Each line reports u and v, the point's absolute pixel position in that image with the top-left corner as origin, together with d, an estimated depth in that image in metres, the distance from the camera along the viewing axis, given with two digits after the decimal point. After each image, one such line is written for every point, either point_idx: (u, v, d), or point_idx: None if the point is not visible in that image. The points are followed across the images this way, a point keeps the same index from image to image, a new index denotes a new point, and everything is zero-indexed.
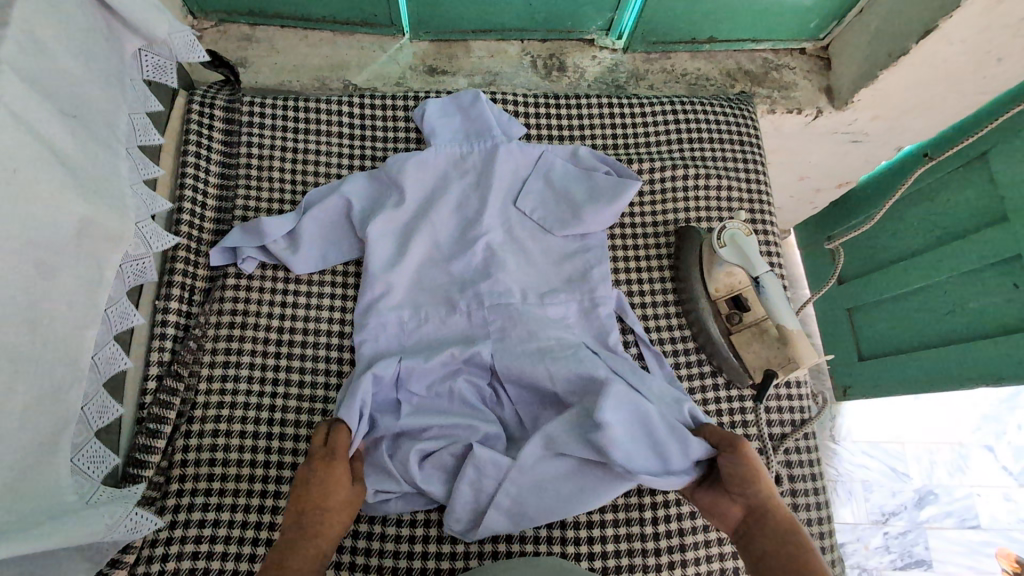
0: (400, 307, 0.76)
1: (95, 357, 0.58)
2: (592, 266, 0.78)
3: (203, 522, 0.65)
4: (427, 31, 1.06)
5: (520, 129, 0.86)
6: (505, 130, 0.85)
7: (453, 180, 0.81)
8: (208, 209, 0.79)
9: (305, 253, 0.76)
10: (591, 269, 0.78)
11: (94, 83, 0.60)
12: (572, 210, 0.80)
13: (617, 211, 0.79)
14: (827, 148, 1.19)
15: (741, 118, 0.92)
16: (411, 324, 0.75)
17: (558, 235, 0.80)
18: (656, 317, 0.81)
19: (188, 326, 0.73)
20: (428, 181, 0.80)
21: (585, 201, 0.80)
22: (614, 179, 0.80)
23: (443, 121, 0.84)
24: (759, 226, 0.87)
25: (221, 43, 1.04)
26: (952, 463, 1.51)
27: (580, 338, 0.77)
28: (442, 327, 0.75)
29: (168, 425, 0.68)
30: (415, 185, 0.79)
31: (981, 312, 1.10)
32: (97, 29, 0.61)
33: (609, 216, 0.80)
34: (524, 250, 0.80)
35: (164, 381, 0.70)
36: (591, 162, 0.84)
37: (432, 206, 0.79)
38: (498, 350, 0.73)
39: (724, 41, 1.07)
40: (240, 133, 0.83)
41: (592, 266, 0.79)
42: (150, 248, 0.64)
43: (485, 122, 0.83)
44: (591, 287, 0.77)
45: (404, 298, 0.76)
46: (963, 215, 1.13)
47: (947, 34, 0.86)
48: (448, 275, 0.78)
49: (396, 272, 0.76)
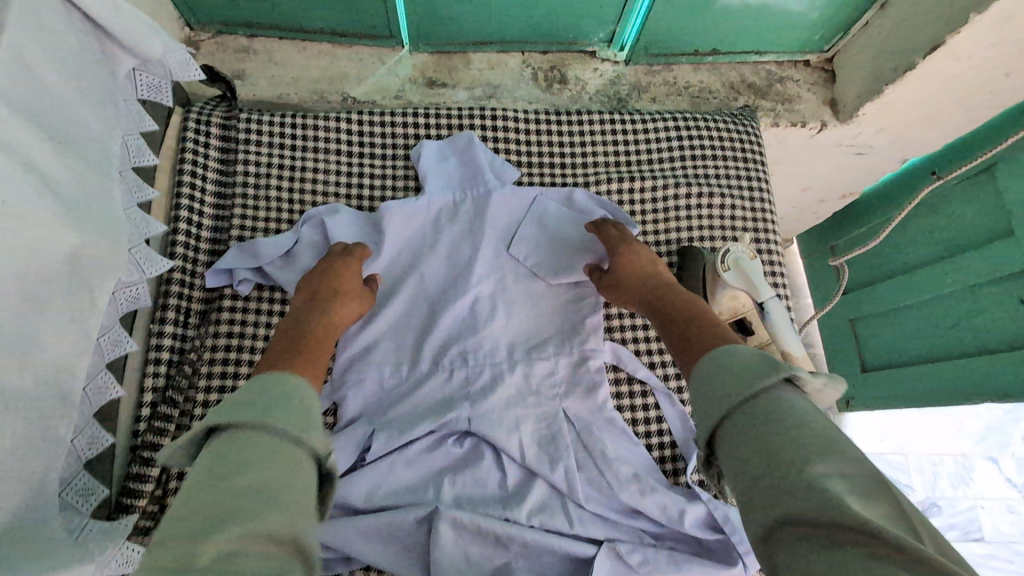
0: (382, 365, 0.74)
1: (87, 389, 0.57)
2: (585, 317, 0.77)
3: None
4: (427, 43, 1.04)
5: (513, 173, 0.83)
6: (498, 174, 0.82)
7: (444, 231, 0.79)
8: (204, 230, 0.78)
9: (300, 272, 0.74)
10: (587, 323, 0.76)
11: (86, 107, 0.59)
12: (568, 257, 0.78)
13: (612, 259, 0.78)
14: (831, 160, 1.18)
15: (745, 135, 0.90)
16: (392, 381, 0.73)
17: (554, 283, 0.78)
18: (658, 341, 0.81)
19: (183, 351, 0.72)
20: (413, 231, 0.79)
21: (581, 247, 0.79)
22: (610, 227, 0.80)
23: (438, 166, 0.82)
24: (763, 247, 0.86)
25: (218, 55, 1.03)
26: (954, 475, 1.52)
27: (570, 394, 0.74)
28: (426, 388, 0.73)
29: (163, 452, 0.67)
30: (401, 237, 0.78)
31: (987, 327, 1.09)
32: (89, 50, 0.60)
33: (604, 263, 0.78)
34: (510, 299, 0.77)
35: (159, 408, 0.69)
36: (589, 207, 0.82)
37: (418, 259, 0.78)
38: (478, 413, 0.71)
39: (728, 53, 1.06)
40: (237, 151, 0.81)
41: (587, 320, 0.76)
42: (143, 274, 0.63)
43: (478, 167, 0.81)
44: (587, 342, 0.75)
45: (386, 354, 0.74)
46: (967, 229, 1.12)
47: (955, 50, 0.84)
48: (428, 331, 0.75)
49: (374, 329, 0.74)
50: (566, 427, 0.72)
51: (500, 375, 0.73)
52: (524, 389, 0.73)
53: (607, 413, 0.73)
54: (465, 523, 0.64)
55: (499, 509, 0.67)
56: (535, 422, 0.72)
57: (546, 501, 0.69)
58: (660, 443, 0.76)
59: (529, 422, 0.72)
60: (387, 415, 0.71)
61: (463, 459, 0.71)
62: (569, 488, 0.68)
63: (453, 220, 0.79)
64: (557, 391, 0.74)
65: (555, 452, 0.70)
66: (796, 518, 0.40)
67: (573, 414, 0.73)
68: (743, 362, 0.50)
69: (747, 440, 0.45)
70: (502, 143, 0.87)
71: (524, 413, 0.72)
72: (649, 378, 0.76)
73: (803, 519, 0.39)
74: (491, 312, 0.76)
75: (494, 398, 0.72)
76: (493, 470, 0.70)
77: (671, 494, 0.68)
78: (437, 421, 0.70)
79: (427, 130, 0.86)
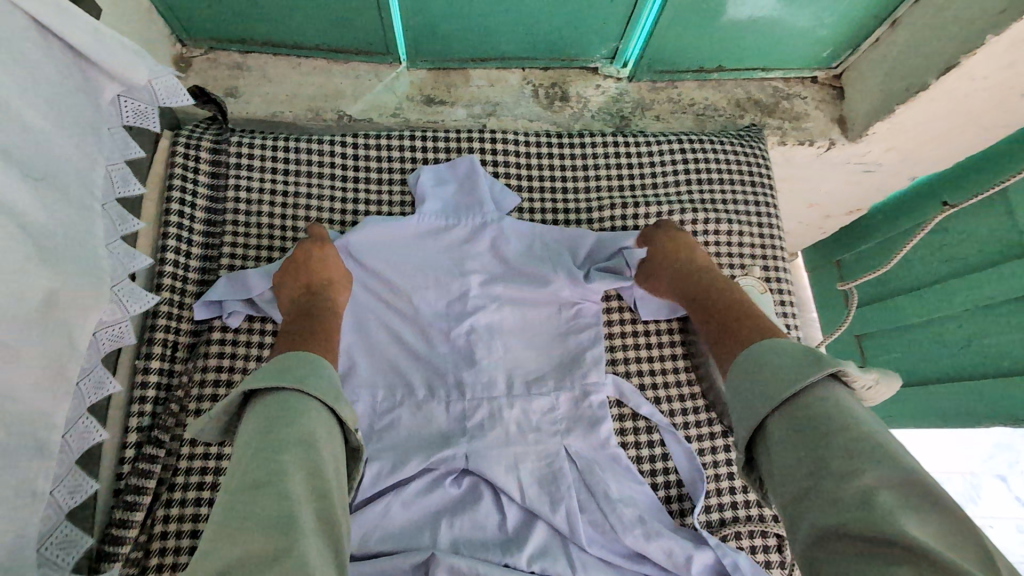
0: (370, 388, 0.72)
1: (67, 435, 0.54)
2: (586, 348, 0.75)
3: None
4: (425, 59, 1.02)
5: (513, 199, 0.81)
6: (497, 201, 0.80)
7: (438, 255, 0.76)
8: (193, 259, 0.75)
9: None
10: (593, 357, 0.74)
11: (66, 139, 0.56)
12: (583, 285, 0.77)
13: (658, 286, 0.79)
14: (838, 178, 1.15)
15: (752, 156, 0.88)
16: (380, 406, 0.72)
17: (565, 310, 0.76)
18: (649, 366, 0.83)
19: (170, 386, 0.69)
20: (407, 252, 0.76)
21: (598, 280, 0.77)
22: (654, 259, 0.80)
23: (435, 189, 0.79)
24: (772, 275, 0.84)
25: (210, 72, 1.00)
26: (964, 493, 1.51)
27: (572, 431, 0.72)
28: (425, 421, 0.71)
29: (148, 495, 0.65)
30: (391, 260, 0.75)
31: (999, 350, 1.07)
32: (69, 79, 0.57)
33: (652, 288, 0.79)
34: (508, 330, 0.75)
35: (144, 448, 0.66)
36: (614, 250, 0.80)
37: (411, 282, 0.75)
38: (476, 450, 0.69)
39: (733, 69, 1.03)
40: (228, 176, 0.79)
41: (594, 355, 0.74)
42: (127, 312, 0.60)
43: (477, 194, 0.79)
44: (593, 374, 0.74)
45: (376, 379, 0.73)
46: (977, 249, 1.10)
47: (970, 71, 0.82)
48: (420, 355, 0.74)
49: (364, 351, 0.73)
50: (567, 465, 0.70)
51: (501, 412, 0.71)
52: (524, 425, 0.71)
53: (609, 448, 0.72)
54: (462, 570, 0.61)
55: (498, 554, 0.64)
56: (535, 463, 0.69)
57: (547, 544, 0.66)
58: (666, 482, 0.75)
59: (528, 460, 0.69)
60: (383, 445, 0.70)
61: (462, 500, 0.68)
62: (571, 527, 0.66)
63: (451, 243, 0.77)
64: (559, 428, 0.72)
65: (558, 490, 0.68)
66: (842, 529, 0.44)
67: (575, 451, 0.71)
68: (782, 362, 0.54)
69: (795, 447, 0.50)
70: (501, 167, 0.85)
71: (523, 451, 0.70)
72: (653, 416, 0.76)
73: (849, 532, 0.44)
74: (490, 344, 0.74)
75: (493, 435, 0.70)
76: (491, 511, 0.68)
77: (677, 538, 0.66)
78: (431, 459, 0.68)
79: (425, 154, 0.84)
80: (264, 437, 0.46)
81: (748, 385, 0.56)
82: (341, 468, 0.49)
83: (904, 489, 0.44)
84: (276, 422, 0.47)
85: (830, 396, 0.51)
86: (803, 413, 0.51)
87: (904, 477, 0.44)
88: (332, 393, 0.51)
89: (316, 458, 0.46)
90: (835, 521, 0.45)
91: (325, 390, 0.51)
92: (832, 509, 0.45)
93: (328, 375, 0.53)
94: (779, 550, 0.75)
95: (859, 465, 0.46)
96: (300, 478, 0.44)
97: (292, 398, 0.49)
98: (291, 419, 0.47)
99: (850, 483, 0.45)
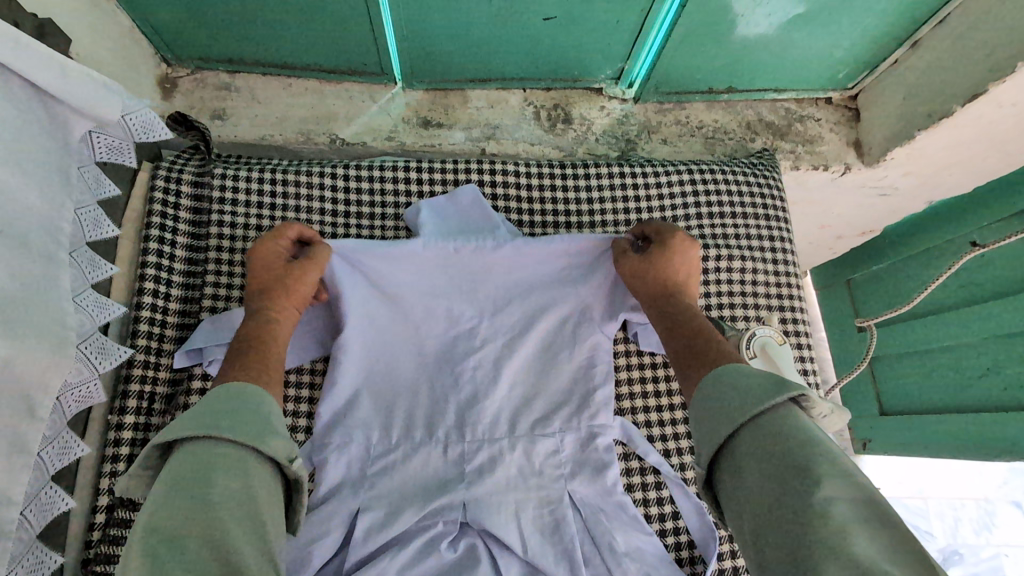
0: (360, 425, 0.68)
1: (27, 511, 0.50)
2: (596, 387, 0.71)
3: None
4: (422, 80, 0.97)
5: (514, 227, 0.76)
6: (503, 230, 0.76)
7: (443, 287, 0.71)
8: (172, 301, 0.71)
9: None
10: (605, 399, 0.70)
11: (23, 184, 0.51)
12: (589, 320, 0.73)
13: None
14: (852, 201, 1.11)
15: (766, 186, 0.83)
16: (365, 449, 0.68)
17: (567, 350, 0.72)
18: (658, 409, 0.79)
19: (146, 442, 0.65)
20: (409, 276, 0.71)
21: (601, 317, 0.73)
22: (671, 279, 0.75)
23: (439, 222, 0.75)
24: (788, 316, 0.80)
25: (196, 93, 0.96)
26: (977, 518, 1.47)
27: (578, 476, 0.69)
28: (414, 461, 0.67)
29: (120, 564, 0.61)
30: (357, 312, 0.70)
31: (1017, 381, 1.03)
32: (29, 118, 0.52)
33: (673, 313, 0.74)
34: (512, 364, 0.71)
35: (116, 512, 0.62)
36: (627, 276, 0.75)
37: (416, 309, 0.71)
38: (474, 498, 0.65)
39: (744, 91, 0.99)
40: (210, 212, 0.74)
41: (606, 397, 0.70)
42: (96, 371, 0.56)
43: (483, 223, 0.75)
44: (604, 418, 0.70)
45: (375, 417, 0.69)
46: (997, 276, 1.06)
47: (998, 98, 0.77)
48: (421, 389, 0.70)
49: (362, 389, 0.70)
50: (571, 513, 0.67)
51: (501, 459, 0.67)
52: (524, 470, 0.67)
53: (615, 497, 0.68)
54: None
55: None
56: (534, 516, 0.66)
57: None
58: (678, 542, 0.73)
59: (529, 508, 0.66)
60: (375, 491, 0.66)
61: (457, 564, 0.63)
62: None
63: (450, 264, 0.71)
64: (562, 472, 0.68)
65: (562, 546, 0.65)
66: (801, 553, 0.40)
67: (579, 498, 0.68)
68: (746, 380, 0.50)
69: (758, 464, 0.45)
70: (502, 199, 0.81)
71: (524, 497, 0.66)
72: (660, 466, 0.72)
73: (810, 554, 0.39)
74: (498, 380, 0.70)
75: (492, 481, 0.66)
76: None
77: None
78: (424, 508, 0.64)
79: (421, 186, 0.80)
80: (171, 490, 0.43)
81: (706, 399, 0.51)
82: (261, 512, 0.44)
83: (862, 507, 0.41)
84: (184, 476, 0.43)
85: (792, 416, 0.47)
86: (764, 430, 0.46)
87: (861, 495, 0.42)
88: (249, 431, 0.47)
89: (216, 516, 0.42)
90: (793, 544, 0.40)
91: (238, 427, 0.46)
92: (790, 532, 0.41)
93: (254, 409, 0.49)
94: None
95: (815, 482, 0.42)
96: (198, 540, 0.41)
97: (202, 445, 0.45)
98: (199, 468, 0.44)
99: (812, 501, 0.41)
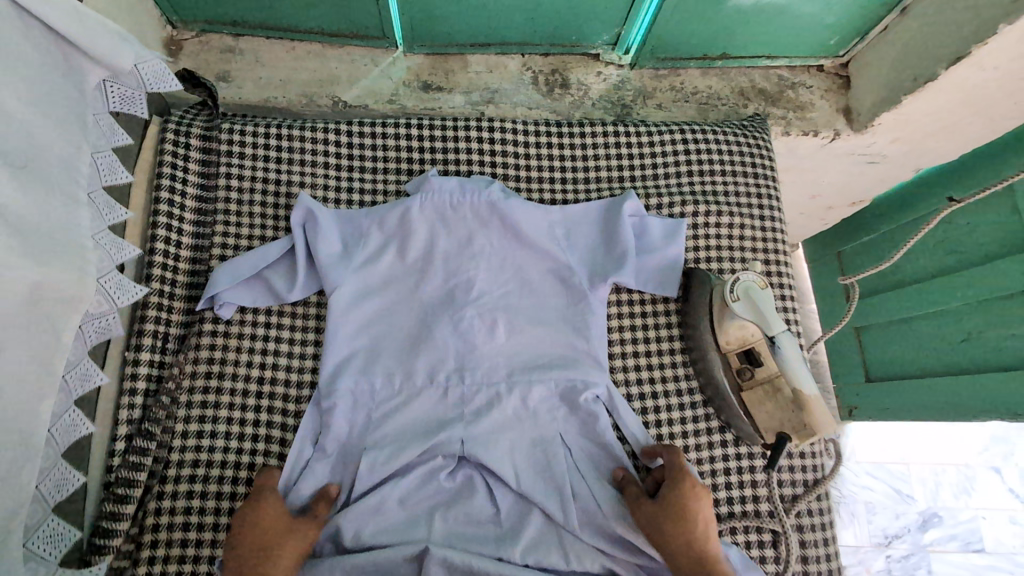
0: (357, 375, 0.71)
1: (52, 429, 0.53)
2: (587, 338, 0.73)
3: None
4: (422, 44, 0.99)
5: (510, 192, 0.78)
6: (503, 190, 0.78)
7: (444, 252, 0.75)
8: (184, 249, 0.74)
9: (301, 281, 0.72)
10: (598, 350, 0.73)
11: (45, 124, 0.54)
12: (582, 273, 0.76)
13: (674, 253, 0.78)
14: (842, 169, 1.13)
15: (755, 147, 0.86)
16: (362, 394, 0.71)
17: (560, 309, 0.75)
18: None
19: (161, 378, 0.69)
20: (409, 237, 0.75)
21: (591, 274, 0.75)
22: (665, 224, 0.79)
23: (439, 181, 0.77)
24: (774, 271, 0.83)
25: (202, 55, 0.97)
26: (957, 484, 1.52)
27: (568, 420, 0.73)
28: (418, 406, 0.71)
29: (139, 488, 0.65)
30: (360, 270, 0.73)
31: (997, 344, 1.06)
32: (52, 64, 0.55)
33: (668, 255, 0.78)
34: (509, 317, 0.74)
35: (134, 441, 0.66)
36: (625, 226, 0.77)
37: (418, 267, 0.75)
38: (471, 436, 0.70)
39: (737, 58, 1.01)
40: (218, 165, 0.77)
41: (601, 351, 0.74)
42: (114, 304, 0.59)
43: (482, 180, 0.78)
44: (596, 370, 0.72)
45: (377, 369, 0.72)
46: (979, 243, 1.09)
47: (980, 60, 0.80)
48: (419, 342, 0.73)
49: (360, 337, 0.73)
50: (561, 452, 0.71)
51: (497, 403, 0.71)
52: (520, 413, 0.72)
53: (602, 440, 0.71)
54: (456, 565, 0.63)
55: (492, 548, 0.65)
56: (528, 456, 0.70)
57: (541, 537, 0.67)
58: None
59: (521, 447, 0.70)
60: (377, 433, 0.69)
61: (457, 493, 0.69)
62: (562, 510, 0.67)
63: (448, 223, 0.76)
64: (554, 415, 0.72)
65: (553, 480, 0.69)
66: None
67: (570, 439, 0.72)
68: None
69: None
70: (500, 157, 0.83)
71: (518, 437, 0.71)
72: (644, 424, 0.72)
73: None
74: (493, 334, 0.73)
75: (487, 420, 0.70)
76: (485, 504, 0.68)
77: None
78: (424, 445, 0.69)
79: (422, 143, 0.82)
80: None
81: None
82: None
83: None
84: None
85: None
86: None
87: None
88: None
89: None
90: None
91: None
92: None
93: None
94: (775, 546, 0.70)
95: None
96: None
97: None
98: None
99: None
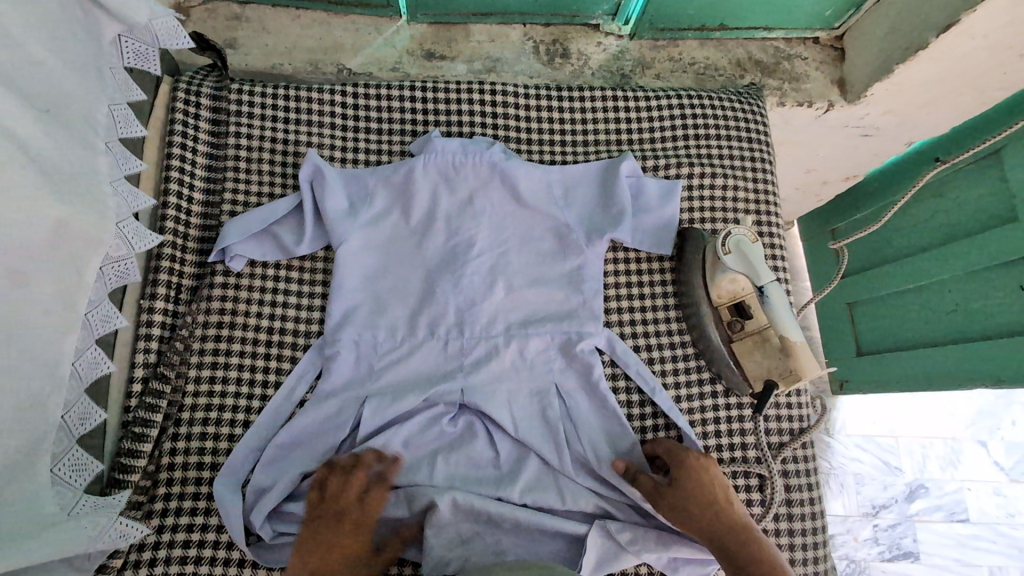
0: (360, 326, 0.74)
1: (76, 364, 0.56)
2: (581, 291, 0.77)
3: (194, 511, 0.66)
4: (426, 13, 1.00)
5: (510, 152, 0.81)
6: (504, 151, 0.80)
7: (446, 210, 0.78)
8: (195, 204, 0.76)
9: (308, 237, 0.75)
10: (595, 303, 0.76)
11: (63, 72, 0.56)
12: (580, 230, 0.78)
13: (669, 213, 0.80)
14: (836, 142, 1.16)
15: (750, 113, 0.89)
16: (365, 345, 0.74)
17: (558, 265, 0.78)
18: None
19: (175, 326, 0.72)
20: (412, 195, 0.77)
21: (588, 231, 0.78)
22: (662, 185, 0.82)
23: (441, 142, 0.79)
24: (766, 233, 0.85)
25: (209, 22, 0.99)
26: (944, 456, 1.56)
27: (565, 371, 0.75)
28: (421, 355, 0.74)
29: (155, 429, 0.68)
30: (365, 229, 0.76)
31: (982, 313, 1.09)
32: (69, 15, 0.57)
33: (663, 215, 0.80)
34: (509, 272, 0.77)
35: (150, 383, 0.69)
36: (623, 186, 0.79)
37: (421, 223, 0.78)
38: (471, 384, 0.73)
39: (734, 29, 1.03)
40: (228, 123, 0.79)
41: (596, 303, 0.76)
42: (132, 249, 0.62)
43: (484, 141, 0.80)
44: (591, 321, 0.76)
45: (380, 321, 0.74)
46: (967, 215, 1.11)
47: (968, 29, 0.82)
48: (422, 295, 0.76)
49: (364, 291, 0.76)
50: (557, 401, 0.74)
51: (497, 354, 0.74)
52: (517, 363, 0.75)
53: (597, 391, 0.74)
54: (458, 501, 0.66)
55: (492, 488, 0.69)
56: (525, 406, 0.73)
57: (538, 479, 0.71)
58: None
59: (518, 396, 0.74)
60: (381, 381, 0.73)
61: (459, 437, 0.72)
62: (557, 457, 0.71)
63: (450, 182, 0.78)
64: (551, 366, 0.75)
65: (547, 429, 0.72)
66: None
67: (566, 389, 0.75)
68: None
69: None
70: (501, 119, 0.85)
71: (516, 386, 0.74)
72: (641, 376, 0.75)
73: None
74: (492, 287, 0.76)
75: (487, 370, 0.73)
76: (486, 448, 0.72)
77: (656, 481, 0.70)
78: (426, 393, 0.72)
79: (425, 105, 0.85)
80: None
81: None
82: None
83: None
84: None
85: None
86: None
87: None
88: None
89: None
90: None
91: None
92: None
93: None
94: (760, 490, 0.74)
95: None
96: None
97: None
98: None
99: None
